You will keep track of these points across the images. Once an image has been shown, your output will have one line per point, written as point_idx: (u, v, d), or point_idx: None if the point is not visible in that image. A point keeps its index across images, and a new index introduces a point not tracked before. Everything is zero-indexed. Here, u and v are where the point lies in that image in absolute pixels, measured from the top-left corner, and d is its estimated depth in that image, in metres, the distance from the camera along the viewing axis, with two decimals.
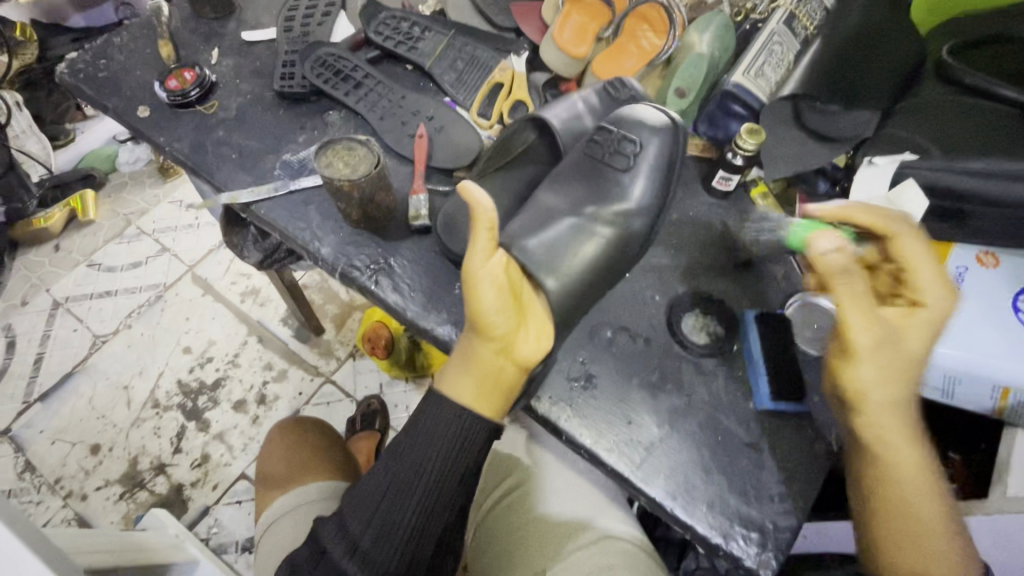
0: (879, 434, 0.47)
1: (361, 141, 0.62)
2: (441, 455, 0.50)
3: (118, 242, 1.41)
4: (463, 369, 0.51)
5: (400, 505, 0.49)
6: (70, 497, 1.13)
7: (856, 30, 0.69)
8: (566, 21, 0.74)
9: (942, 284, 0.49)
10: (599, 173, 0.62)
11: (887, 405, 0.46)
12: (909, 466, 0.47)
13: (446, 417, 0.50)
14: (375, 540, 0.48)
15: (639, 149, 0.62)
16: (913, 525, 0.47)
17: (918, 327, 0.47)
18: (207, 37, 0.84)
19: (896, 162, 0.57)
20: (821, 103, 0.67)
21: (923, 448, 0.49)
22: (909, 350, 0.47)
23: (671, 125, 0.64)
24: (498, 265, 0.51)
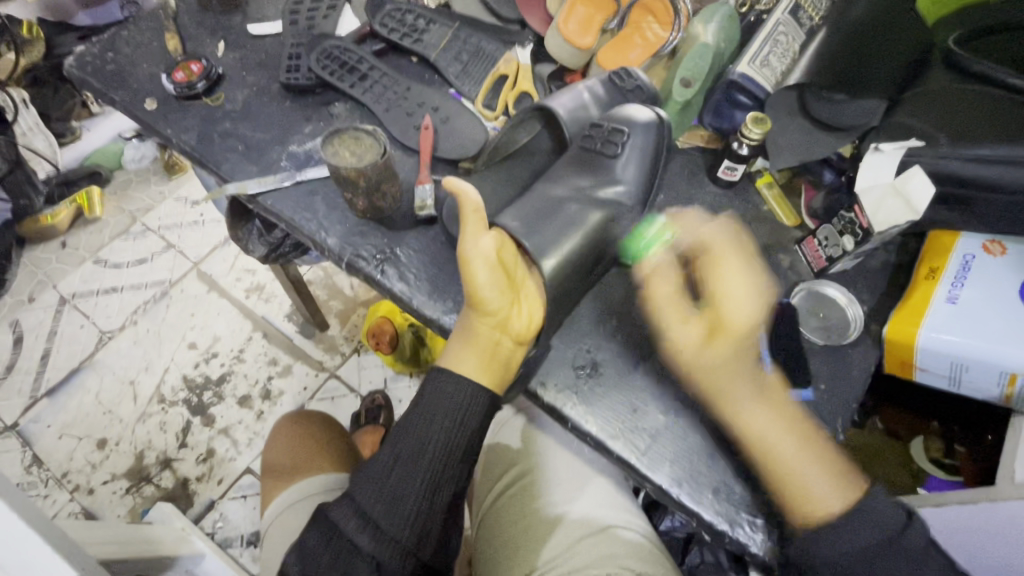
0: (733, 413, 0.50)
1: (368, 132, 0.63)
2: (448, 428, 0.50)
3: (123, 239, 1.41)
4: (461, 345, 0.53)
5: (409, 479, 0.49)
6: (77, 491, 1.14)
7: (861, 22, 0.69)
8: (571, 12, 0.74)
9: (752, 292, 0.53)
10: (595, 163, 0.63)
11: (717, 389, 0.51)
12: (765, 441, 0.49)
13: (451, 390, 0.51)
14: (383, 513, 0.48)
15: (629, 139, 0.63)
16: (792, 495, 0.48)
17: (729, 339, 0.51)
18: (213, 30, 0.84)
19: (902, 149, 0.58)
20: (826, 93, 0.67)
21: (797, 425, 0.50)
22: (704, 363, 0.51)
23: (655, 120, 0.64)
24: (489, 243, 0.53)
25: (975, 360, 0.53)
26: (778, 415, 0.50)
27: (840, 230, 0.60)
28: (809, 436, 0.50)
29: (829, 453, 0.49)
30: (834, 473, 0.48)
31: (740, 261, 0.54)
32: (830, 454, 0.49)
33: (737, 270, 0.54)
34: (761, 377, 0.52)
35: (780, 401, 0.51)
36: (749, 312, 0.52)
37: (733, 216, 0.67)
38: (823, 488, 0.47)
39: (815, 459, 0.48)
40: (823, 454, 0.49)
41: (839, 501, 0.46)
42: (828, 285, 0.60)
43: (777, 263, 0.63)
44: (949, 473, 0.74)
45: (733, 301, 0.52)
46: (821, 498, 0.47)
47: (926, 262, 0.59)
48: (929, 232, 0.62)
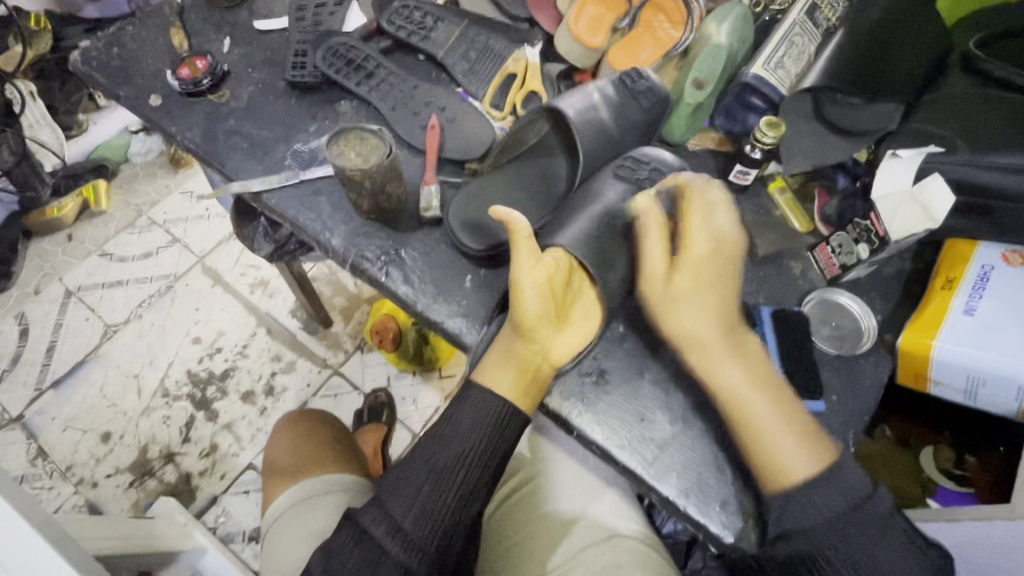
0: (705, 368, 0.50)
1: (373, 131, 0.61)
2: (485, 439, 0.50)
3: (129, 232, 1.41)
4: (498, 362, 0.52)
5: (442, 488, 0.49)
6: (81, 484, 1.14)
7: (878, 23, 0.67)
8: (582, 10, 0.72)
9: (707, 236, 0.53)
10: (635, 193, 0.62)
11: (693, 335, 0.51)
12: (736, 395, 0.49)
13: (486, 403, 0.51)
14: (416, 521, 0.48)
15: (668, 179, 0.63)
16: (760, 447, 0.48)
17: (691, 269, 0.52)
18: (218, 26, 0.83)
19: (921, 155, 0.56)
20: (842, 96, 0.65)
21: (769, 381, 0.50)
22: (674, 292, 0.52)
23: (681, 166, 0.65)
24: (542, 270, 0.52)
25: (993, 375, 0.51)
26: (751, 368, 0.50)
27: (855, 238, 0.58)
28: (778, 391, 0.50)
29: (802, 417, 0.49)
30: (803, 435, 0.48)
31: (711, 207, 0.55)
32: (802, 416, 0.49)
33: (719, 211, 0.54)
34: (734, 324, 0.52)
35: (755, 352, 0.51)
36: (726, 231, 0.54)
37: (745, 221, 0.66)
38: (791, 451, 0.47)
39: (784, 412, 0.48)
40: (785, 406, 0.49)
41: (807, 465, 0.47)
42: (841, 294, 0.59)
43: (789, 270, 0.63)
44: (960, 484, 0.73)
45: (695, 242, 0.52)
46: (788, 463, 0.47)
47: (942, 273, 0.58)
48: (946, 240, 0.60)
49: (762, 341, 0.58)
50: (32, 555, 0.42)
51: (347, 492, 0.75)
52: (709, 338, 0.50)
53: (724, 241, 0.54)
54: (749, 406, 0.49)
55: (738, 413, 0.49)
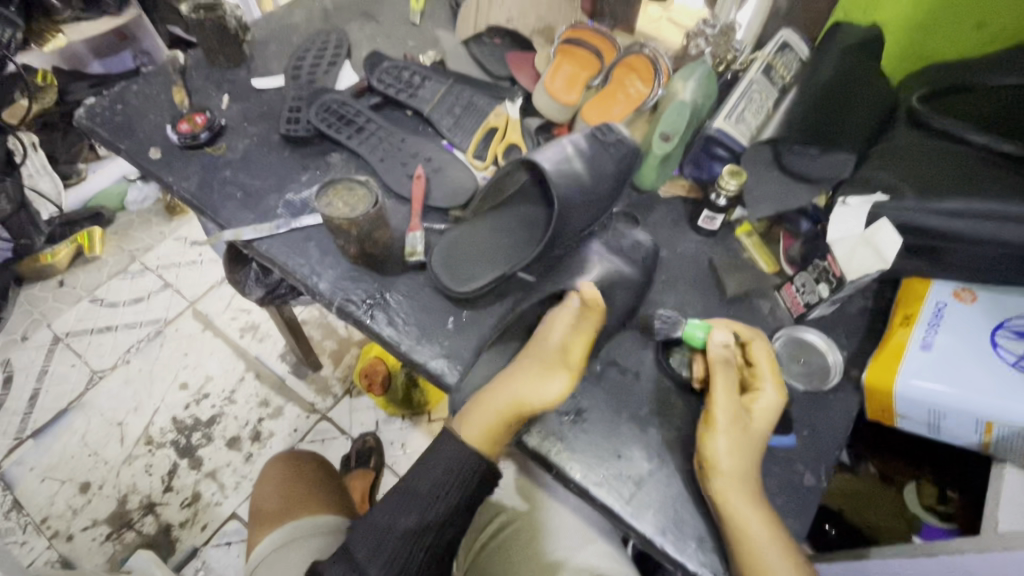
0: (733, 511, 0.48)
1: (361, 181, 0.65)
2: (452, 488, 0.51)
3: (121, 278, 1.43)
4: (490, 405, 0.52)
5: (409, 536, 0.50)
6: (56, 538, 1.11)
7: (830, 81, 0.73)
8: (558, 71, 0.79)
9: (778, 384, 0.54)
10: (606, 250, 0.67)
11: (734, 480, 0.49)
12: (760, 552, 0.47)
13: (452, 454, 0.52)
14: (386, 564, 0.50)
15: (634, 244, 0.68)
16: None
17: (740, 424, 0.51)
18: (218, 84, 0.89)
19: (869, 203, 0.60)
20: (799, 146, 0.70)
21: (794, 553, 0.47)
22: (741, 434, 0.51)
23: (656, 247, 0.69)
24: (569, 318, 0.57)
25: (951, 408, 0.53)
26: (773, 521, 0.49)
27: (816, 278, 0.62)
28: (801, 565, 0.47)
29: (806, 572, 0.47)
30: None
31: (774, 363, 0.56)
32: None
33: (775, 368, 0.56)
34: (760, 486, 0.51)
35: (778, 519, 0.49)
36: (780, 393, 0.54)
37: (715, 263, 0.69)
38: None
39: None
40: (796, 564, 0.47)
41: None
42: (808, 330, 0.62)
43: (758, 308, 0.66)
44: (943, 520, 0.73)
45: (766, 386, 0.53)
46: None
47: (900, 309, 0.61)
48: (902, 279, 0.64)
49: None
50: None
51: (332, 534, 0.74)
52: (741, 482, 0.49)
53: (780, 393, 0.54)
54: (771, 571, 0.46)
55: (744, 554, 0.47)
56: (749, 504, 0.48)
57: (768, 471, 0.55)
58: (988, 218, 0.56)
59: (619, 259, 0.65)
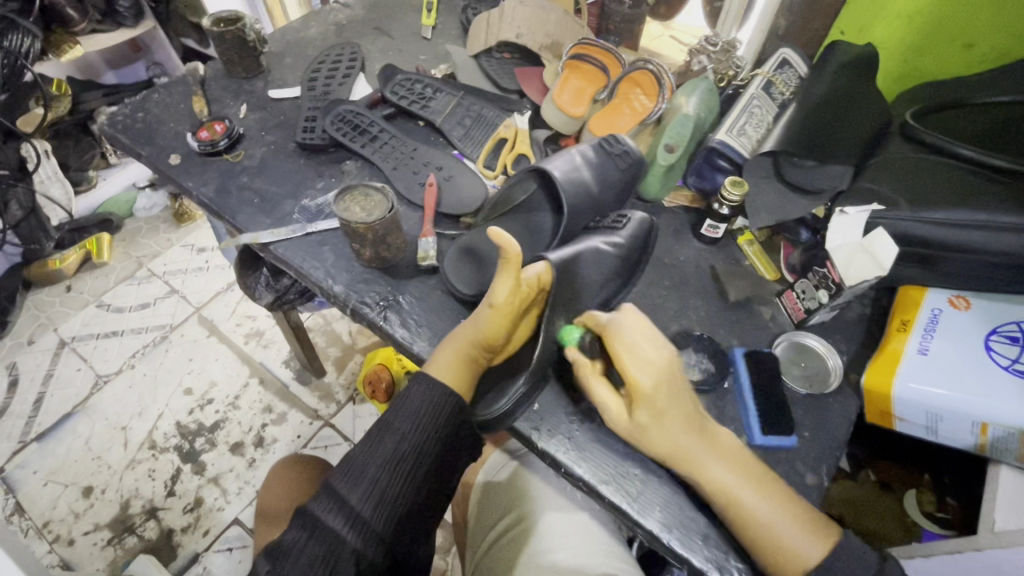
0: (693, 472, 0.50)
1: (377, 188, 0.67)
2: (439, 428, 0.52)
3: (128, 284, 1.45)
4: (450, 352, 0.56)
5: (399, 476, 0.50)
6: (57, 542, 1.11)
7: (827, 96, 0.75)
8: (565, 84, 0.83)
9: (642, 355, 0.50)
10: (603, 233, 0.69)
11: (678, 452, 0.50)
12: (725, 490, 0.49)
13: (434, 393, 0.53)
14: (374, 507, 0.48)
15: (626, 219, 0.71)
16: (759, 541, 0.48)
17: (648, 405, 0.50)
18: (236, 94, 0.92)
19: (867, 211, 0.62)
20: (798, 158, 0.72)
21: (747, 464, 0.51)
22: (648, 428, 0.50)
23: (649, 220, 0.71)
24: (506, 290, 0.53)
25: (947, 410, 0.55)
26: (733, 460, 0.50)
27: (816, 284, 0.64)
28: (757, 475, 0.50)
29: (794, 499, 0.50)
30: (797, 512, 0.49)
31: (639, 327, 0.52)
32: (791, 497, 0.50)
33: (645, 341, 0.51)
34: (704, 423, 0.52)
35: (733, 449, 0.51)
36: (659, 355, 0.51)
37: (718, 270, 0.72)
38: (796, 537, 0.47)
39: (780, 502, 0.49)
40: (760, 476, 0.50)
41: (816, 553, 0.46)
42: (808, 335, 0.65)
43: (760, 314, 0.68)
44: (943, 527, 0.74)
45: (636, 372, 0.49)
46: (798, 547, 0.47)
47: (897, 316, 0.63)
48: (900, 287, 0.66)
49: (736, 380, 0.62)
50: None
51: None
52: (685, 443, 0.50)
53: (669, 365, 0.51)
54: (734, 493, 0.49)
55: (738, 521, 0.49)
56: (699, 459, 0.50)
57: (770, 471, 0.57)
58: (979, 227, 0.58)
59: (619, 263, 0.67)
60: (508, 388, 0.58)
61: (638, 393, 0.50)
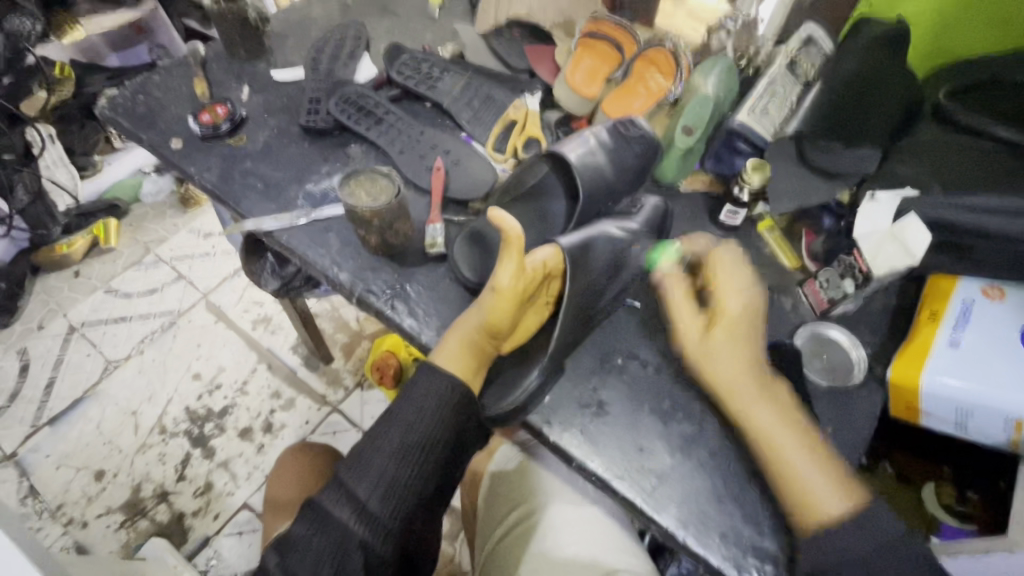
0: (738, 410, 0.51)
1: (383, 172, 0.65)
2: (446, 417, 0.50)
3: (136, 269, 1.45)
4: (454, 341, 0.54)
5: (406, 468, 0.48)
6: (71, 525, 1.12)
7: (854, 74, 0.71)
8: (578, 64, 0.79)
9: (740, 288, 0.56)
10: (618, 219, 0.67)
11: (731, 383, 0.51)
12: (769, 436, 0.49)
13: (439, 382, 0.51)
14: (382, 499, 0.47)
15: (640, 205, 0.70)
16: (790, 490, 0.48)
17: (726, 327, 0.53)
18: (238, 76, 0.89)
19: (899, 197, 0.59)
20: (823, 141, 0.69)
21: (796, 418, 0.50)
22: (710, 348, 0.53)
23: (663, 204, 0.70)
24: (508, 276, 0.51)
25: (980, 406, 0.53)
26: (784, 412, 0.50)
27: (840, 273, 0.61)
28: (802, 428, 0.50)
29: (833, 459, 0.49)
30: (833, 476, 0.47)
31: (735, 264, 0.58)
32: (830, 456, 0.49)
33: (740, 276, 0.57)
34: (762, 370, 0.52)
35: (789, 404, 0.51)
36: (752, 300, 0.55)
37: (736, 257, 0.69)
38: (824, 488, 0.47)
39: (818, 457, 0.48)
40: (804, 432, 0.50)
41: (840, 506, 0.46)
42: (831, 327, 0.62)
43: (780, 304, 0.66)
44: (963, 521, 0.72)
45: (728, 299, 0.54)
46: (822, 496, 0.46)
47: (926, 308, 0.60)
48: (930, 276, 0.62)
49: None
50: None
51: None
52: (742, 386, 0.51)
53: (754, 309, 0.55)
54: (774, 438, 0.49)
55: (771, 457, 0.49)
56: (751, 399, 0.50)
57: None
58: (1016, 213, 0.55)
59: (635, 248, 0.64)
60: (521, 378, 0.57)
61: (722, 318, 0.54)
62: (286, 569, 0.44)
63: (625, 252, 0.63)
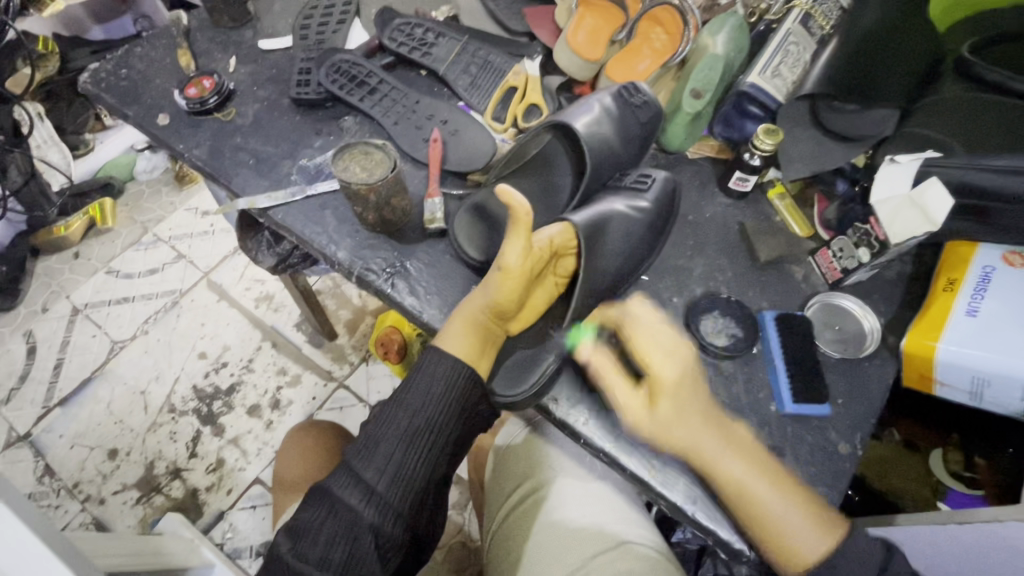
0: (708, 467, 0.47)
1: (378, 145, 0.62)
2: (454, 402, 0.49)
3: (135, 249, 1.43)
4: (459, 323, 0.52)
5: (414, 452, 0.47)
6: (88, 502, 1.14)
7: (874, 29, 0.66)
8: (581, 23, 0.73)
9: (670, 349, 0.49)
10: (628, 197, 0.65)
11: (689, 449, 0.47)
12: (742, 489, 0.46)
13: (447, 368, 0.50)
14: (391, 484, 0.46)
15: (651, 180, 0.66)
16: (770, 540, 0.46)
17: (670, 398, 0.47)
18: (224, 46, 0.85)
19: (919, 160, 0.56)
20: (838, 102, 0.66)
21: (764, 461, 0.48)
22: (665, 426, 0.47)
23: (672, 178, 0.67)
24: (516, 255, 0.48)
25: (997, 375, 0.51)
26: (748, 460, 0.47)
27: (856, 242, 0.59)
28: (766, 465, 0.48)
29: (801, 490, 0.47)
30: (807, 509, 0.46)
31: (654, 323, 0.50)
32: (798, 486, 0.47)
33: (651, 321, 0.51)
34: (719, 421, 0.49)
35: (746, 441, 0.48)
36: (680, 347, 0.49)
37: (745, 226, 0.67)
38: (801, 532, 0.45)
39: (789, 495, 0.46)
40: (773, 471, 0.47)
41: (819, 546, 0.44)
42: (844, 297, 0.61)
43: (791, 274, 0.64)
44: (969, 487, 0.72)
45: (660, 364, 0.47)
46: (800, 544, 0.45)
47: (944, 275, 0.58)
48: (946, 241, 0.61)
49: (765, 345, 0.59)
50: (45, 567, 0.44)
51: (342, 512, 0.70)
52: (706, 441, 0.47)
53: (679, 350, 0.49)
54: (752, 496, 0.46)
55: (743, 512, 0.47)
56: (717, 459, 0.47)
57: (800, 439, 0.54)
58: None
59: (645, 228, 0.63)
60: (537, 360, 0.55)
61: (662, 389, 0.47)
62: (299, 554, 0.44)
63: (637, 231, 0.62)
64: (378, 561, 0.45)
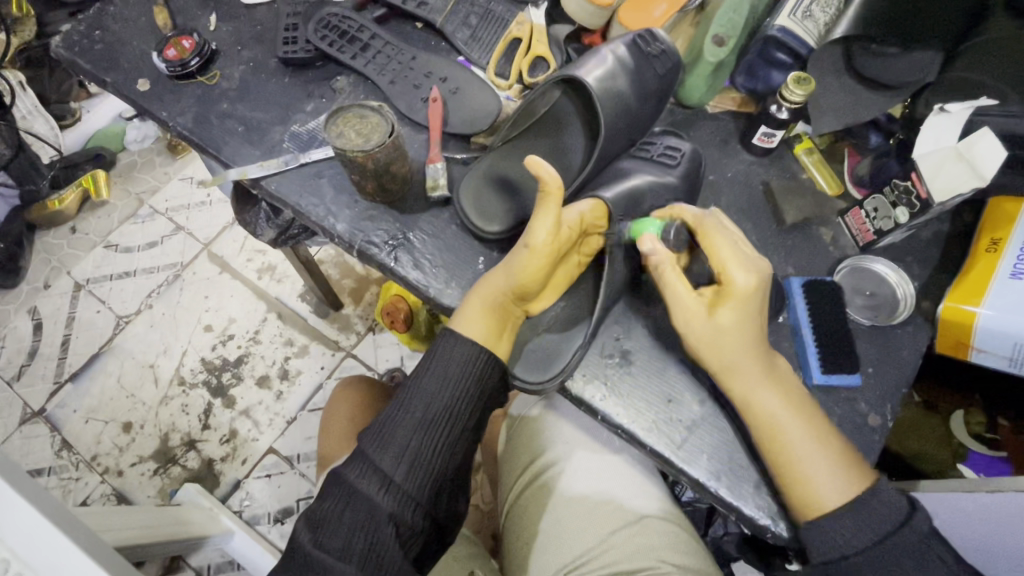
0: (740, 395, 0.47)
1: (374, 108, 0.57)
2: (470, 387, 0.47)
3: (132, 223, 1.39)
4: (477, 303, 0.50)
5: (431, 439, 0.46)
6: (107, 473, 1.16)
7: None
8: None
9: (747, 266, 0.48)
10: (651, 168, 0.60)
11: (728, 368, 0.47)
12: (773, 421, 0.46)
13: (464, 352, 0.47)
14: (408, 471, 0.45)
15: (678, 152, 0.61)
16: (790, 481, 0.45)
17: (735, 305, 0.47)
18: (203, 1, 0.78)
19: (970, 107, 0.51)
20: (876, 45, 0.60)
21: (803, 404, 0.47)
22: (720, 329, 0.47)
23: (696, 148, 0.62)
24: (547, 231, 0.46)
25: None
26: (784, 391, 0.47)
27: (892, 201, 0.55)
28: (809, 417, 0.47)
29: (838, 442, 0.46)
30: (840, 463, 0.45)
31: (733, 241, 0.50)
32: (838, 447, 0.46)
33: (740, 243, 0.50)
34: (769, 351, 0.48)
35: (786, 376, 0.48)
36: (757, 262, 0.49)
37: (770, 186, 0.63)
38: (828, 484, 0.44)
39: (823, 445, 0.45)
40: (815, 424, 0.46)
41: (843, 496, 0.44)
42: (875, 262, 0.57)
43: (819, 237, 0.60)
44: (990, 447, 0.72)
45: (735, 272, 0.47)
46: (822, 492, 0.44)
47: (986, 236, 0.54)
48: (991, 197, 0.56)
49: (791, 313, 0.55)
50: (54, 547, 0.44)
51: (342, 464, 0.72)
52: (746, 361, 0.47)
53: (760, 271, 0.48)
54: (783, 424, 0.46)
55: (772, 448, 0.46)
56: (761, 380, 0.47)
57: (827, 411, 0.52)
58: None
59: (672, 205, 0.59)
60: (562, 343, 0.54)
61: (728, 295, 0.47)
62: (319, 544, 0.43)
63: (663, 204, 0.58)
64: (400, 549, 0.43)
